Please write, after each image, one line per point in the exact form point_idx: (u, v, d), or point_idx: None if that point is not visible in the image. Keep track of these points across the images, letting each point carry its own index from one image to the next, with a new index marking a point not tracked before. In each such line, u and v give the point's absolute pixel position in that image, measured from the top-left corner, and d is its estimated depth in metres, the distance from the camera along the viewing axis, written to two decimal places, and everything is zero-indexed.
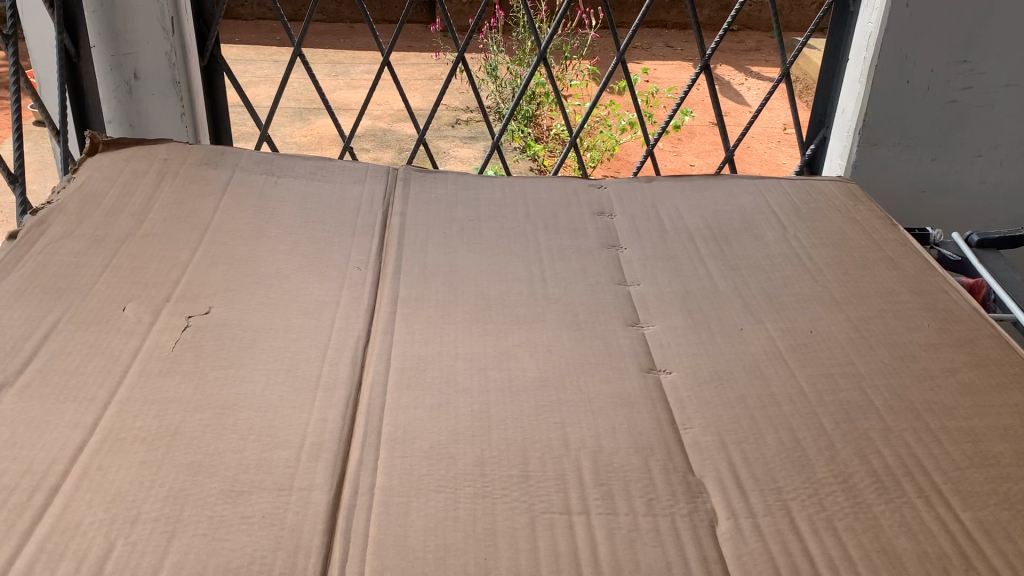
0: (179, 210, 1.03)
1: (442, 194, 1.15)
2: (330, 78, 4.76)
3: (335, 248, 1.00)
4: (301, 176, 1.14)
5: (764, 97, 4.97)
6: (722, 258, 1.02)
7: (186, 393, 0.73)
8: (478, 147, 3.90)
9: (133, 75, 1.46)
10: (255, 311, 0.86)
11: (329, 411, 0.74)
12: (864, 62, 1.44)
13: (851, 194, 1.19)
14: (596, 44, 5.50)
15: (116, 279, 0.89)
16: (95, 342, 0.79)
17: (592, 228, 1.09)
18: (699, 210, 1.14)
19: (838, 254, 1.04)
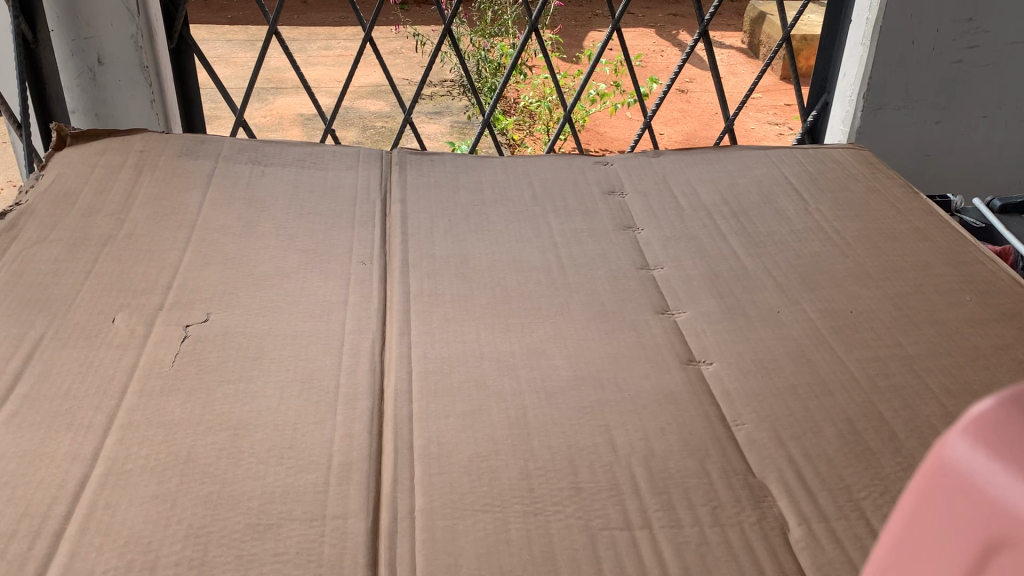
0: (162, 207, 0.94)
1: (442, 177, 1.08)
2: (288, 56, 4.61)
3: (334, 243, 0.93)
4: (288, 164, 1.06)
5: (729, 61, 4.93)
6: (746, 235, 0.97)
7: (193, 415, 0.67)
8: (444, 124, 3.80)
9: (96, 60, 1.22)
10: (258, 317, 0.79)
11: (353, 425, 0.67)
12: (867, 24, 1.39)
13: (865, 160, 1.15)
14: (557, 14, 5.41)
15: (102, 287, 0.81)
16: (86, 360, 0.72)
17: (605, 208, 1.03)
18: (712, 184, 1.08)
19: (865, 226, 0.99)
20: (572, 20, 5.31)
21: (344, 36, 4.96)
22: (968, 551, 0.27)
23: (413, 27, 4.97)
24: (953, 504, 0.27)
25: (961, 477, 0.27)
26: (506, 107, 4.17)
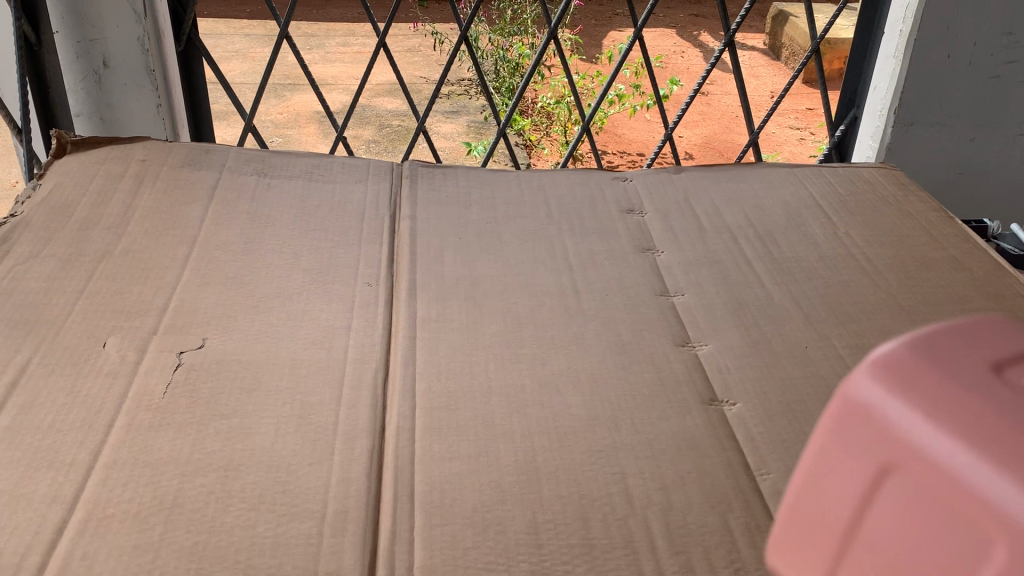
0: (161, 221, 0.91)
1: (455, 192, 1.03)
2: (305, 52, 4.58)
3: (340, 262, 0.89)
4: (296, 176, 1.02)
5: (752, 63, 4.85)
6: (772, 261, 0.92)
7: (182, 454, 0.63)
8: (460, 124, 3.76)
9: (102, 63, 1.18)
10: (256, 344, 0.75)
11: (352, 468, 0.63)
12: (900, 36, 1.33)
13: (897, 181, 1.09)
14: (578, 13, 5.35)
15: (94, 307, 0.77)
16: (73, 388, 0.68)
17: (623, 228, 0.99)
18: (737, 204, 1.03)
19: (898, 253, 0.94)
20: (593, 19, 5.25)
21: (362, 33, 4.92)
22: (863, 461, 0.34)
23: (431, 25, 4.92)
24: (854, 427, 0.35)
25: (861, 401, 0.35)
26: (524, 106, 4.12)
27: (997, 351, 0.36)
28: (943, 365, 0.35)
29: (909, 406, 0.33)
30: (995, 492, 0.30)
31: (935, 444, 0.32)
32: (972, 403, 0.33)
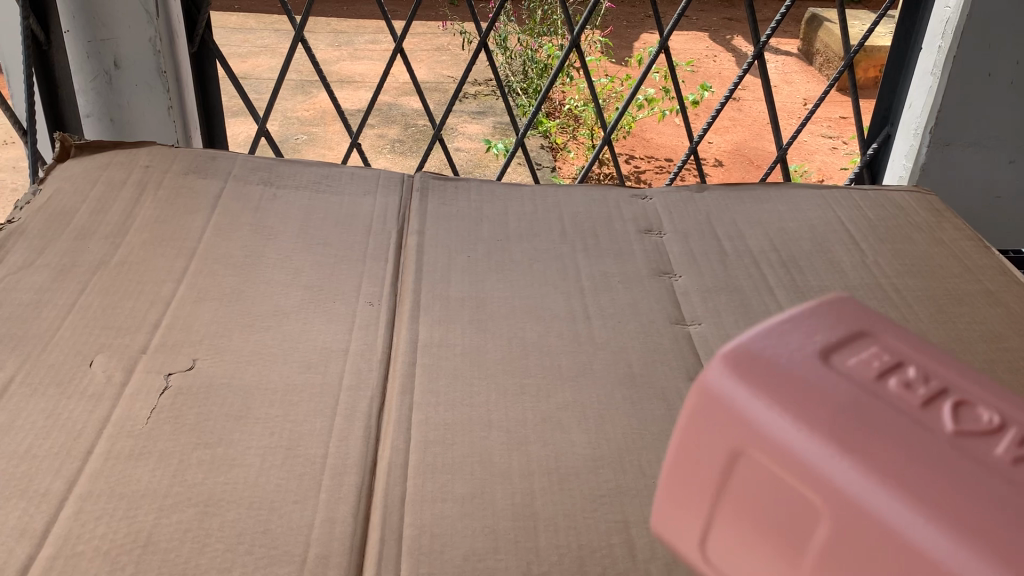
0: (161, 231, 0.88)
1: (466, 206, 1.00)
2: (333, 48, 4.56)
3: (342, 278, 0.85)
4: (303, 186, 0.99)
5: (785, 69, 4.77)
6: (795, 290, 0.88)
7: (161, 487, 0.60)
8: (486, 125, 3.72)
9: (113, 63, 1.15)
10: (248, 366, 0.72)
11: (338, 507, 0.60)
12: (939, 52, 1.28)
13: (931, 206, 1.04)
14: (610, 15, 5.30)
15: (84, 322, 0.75)
16: (54, 411, 0.65)
17: (639, 249, 0.94)
18: (761, 226, 0.99)
19: (929, 285, 0.89)
20: (624, 22, 5.19)
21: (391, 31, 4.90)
22: (717, 448, 0.32)
23: (460, 24, 4.89)
24: (717, 410, 0.32)
25: (719, 387, 0.33)
26: (551, 108, 4.07)
27: (829, 336, 0.37)
28: (793, 353, 0.35)
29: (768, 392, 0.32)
30: (848, 485, 0.29)
31: (795, 436, 0.31)
32: (822, 392, 0.33)
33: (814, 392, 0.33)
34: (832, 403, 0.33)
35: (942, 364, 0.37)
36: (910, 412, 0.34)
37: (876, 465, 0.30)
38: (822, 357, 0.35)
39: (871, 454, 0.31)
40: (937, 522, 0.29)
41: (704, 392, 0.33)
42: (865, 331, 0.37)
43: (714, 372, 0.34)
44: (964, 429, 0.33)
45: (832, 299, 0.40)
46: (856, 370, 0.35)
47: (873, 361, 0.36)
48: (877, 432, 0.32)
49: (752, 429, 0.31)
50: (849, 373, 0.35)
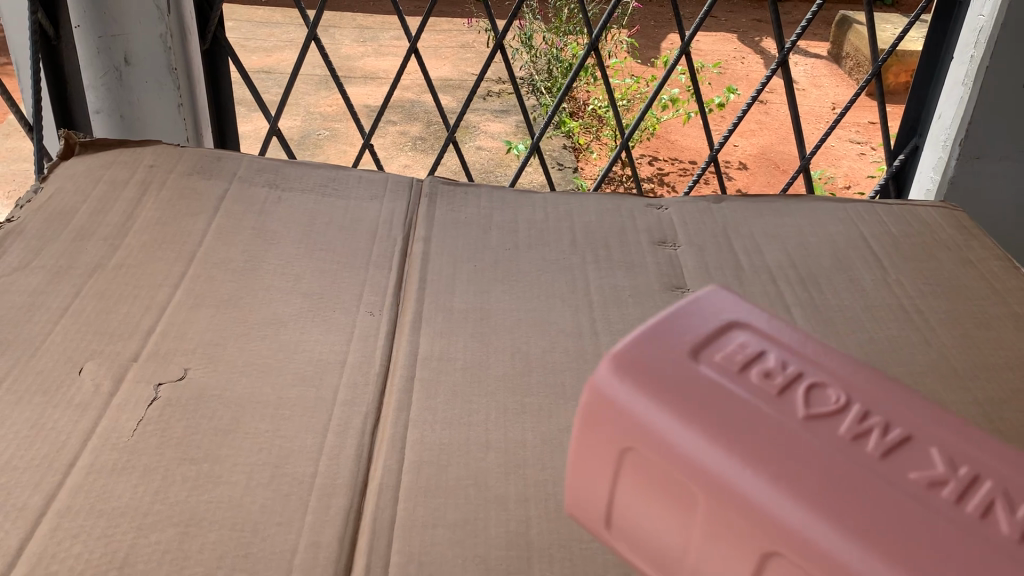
0: (162, 233, 0.86)
1: (475, 212, 0.97)
2: (358, 44, 4.55)
3: (343, 286, 0.83)
4: (309, 189, 0.96)
5: (814, 72, 4.69)
6: (813, 309, 0.84)
7: (142, 504, 0.58)
8: (509, 123, 3.69)
9: (123, 59, 1.14)
10: (241, 378, 0.70)
11: (324, 531, 0.58)
12: (971, 62, 1.24)
13: (959, 222, 1.00)
14: (637, 14, 5.25)
15: (77, 327, 0.73)
16: (39, 420, 0.63)
17: (652, 261, 0.91)
18: (780, 241, 0.95)
19: (954, 307, 0.85)
20: (651, 22, 5.14)
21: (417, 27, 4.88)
22: (612, 440, 0.42)
23: (486, 21, 4.86)
24: (607, 409, 0.42)
25: (612, 390, 0.42)
26: (575, 108, 4.03)
27: (699, 339, 0.46)
28: (667, 356, 0.44)
29: (646, 390, 0.42)
30: (709, 461, 0.39)
31: (665, 426, 0.40)
32: (692, 383, 0.43)
33: (685, 383, 0.43)
34: (697, 389, 0.43)
35: (790, 354, 0.47)
36: (764, 399, 0.43)
37: (725, 439, 0.40)
38: (695, 355, 0.45)
39: (727, 433, 0.40)
40: (776, 482, 0.38)
41: (598, 388, 0.43)
42: (729, 330, 0.47)
43: (605, 370, 0.43)
44: (802, 402, 0.43)
45: (703, 301, 0.49)
46: (722, 360, 0.45)
47: (737, 351, 0.46)
48: (735, 416, 0.41)
49: (634, 418, 0.41)
50: (716, 369, 0.44)
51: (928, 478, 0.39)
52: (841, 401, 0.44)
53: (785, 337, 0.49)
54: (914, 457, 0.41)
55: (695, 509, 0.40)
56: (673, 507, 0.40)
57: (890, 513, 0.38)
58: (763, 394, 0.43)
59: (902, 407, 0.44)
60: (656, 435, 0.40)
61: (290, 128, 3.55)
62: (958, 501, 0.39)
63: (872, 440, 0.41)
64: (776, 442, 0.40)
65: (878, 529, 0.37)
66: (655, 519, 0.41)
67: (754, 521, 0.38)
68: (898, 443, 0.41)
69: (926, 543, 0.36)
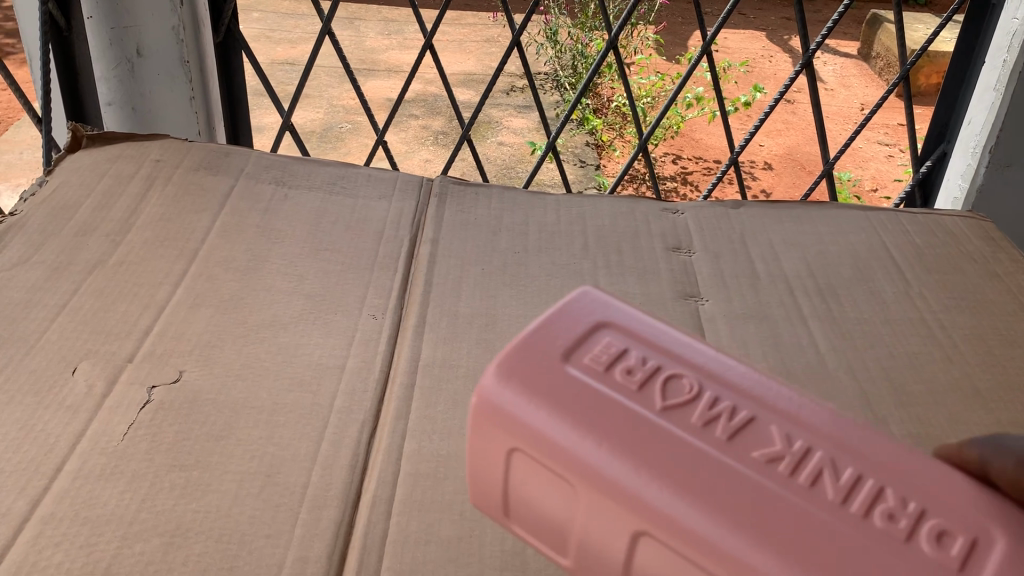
0: (165, 229, 0.85)
1: (485, 214, 0.94)
2: (383, 37, 4.54)
3: (347, 288, 0.81)
4: (316, 187, 0.95)
5: (843, 71, 4.62)
6: (830, 322, 0.82)
7: (128, 512, 0.56)
8: (531, 119, 3.66)
9: (135, 51, 1.12)
10: (237, 381, 0.68)
11: (313, 546, 0.56)
12: (1002, 67, 1.22)
13: (985, 232, 0.96)
14: (664, 10, 5.19)
15: (73, 325, 0.71)
16: (29, 422, 0.62)
17: (666, 268, 0.89)
18: (799, 249, 0.92)
19: (978, 322, 0.82)
20: (678, 18, 5.08)
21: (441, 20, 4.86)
22: (498, 439, 0.45)
23: (511, 15, 4.82)
24: (491, 414, 0.45)
25: (491, 397, 0.45)
26: (598, 104, 3.99)
27: (571, 338, 0.48)
28: (540, 357, 0.47)
29: (520, 393, 0.44)
30: (581, 450, 0.42)
31: (542, 422, 0.44)
32: (562, 380, 0.45)
33: (558, 387, 0.45)
34: (569, 391, 0.45)
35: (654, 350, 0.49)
36: (628, 391, 0.45)
37: (596, 433, 0.43)
38: (566, 355, 0.47)
39: (592, 425, 0.43)
40: (638, 467, 0.41)
41: (482, 398, 0.45)
42: (599, 330, 0.50)
43: (488, 377, 0.46)
44: (669, 397, 0.46)
45: (575, 301, 0.51)
46: (595, 361, 0.47)
47: (607, 352, 0.48)
48: (600, 409, 0.44)
49: (517, 419, 0.44)
50: (586, 366, 0.47)
51: (785, 461, 0.42)
52: (695, 390, 0.46)
53: (656, 337, 0.51)
54: (774, 443, 0.43)
55: (574, 491, 0.43)
56: (559, 489, 0.44)
57: (748, 495, 0.40)
58: (631, 390, 0.46)
59: (757, 396, 0.47)
60: (537, 434, 0.44)
61: (312, 120, 3.54)
62: (813, 481, 0.41)
63: (722, 425, 0.44)
64: (643, 434, 0.43)
65: (727, 504, 0.40)
66: (550, 504, 0.45)
67: (628, 506, 0.41)
68: (749, 427, 0.44)
69: (783, 524, 0.39)
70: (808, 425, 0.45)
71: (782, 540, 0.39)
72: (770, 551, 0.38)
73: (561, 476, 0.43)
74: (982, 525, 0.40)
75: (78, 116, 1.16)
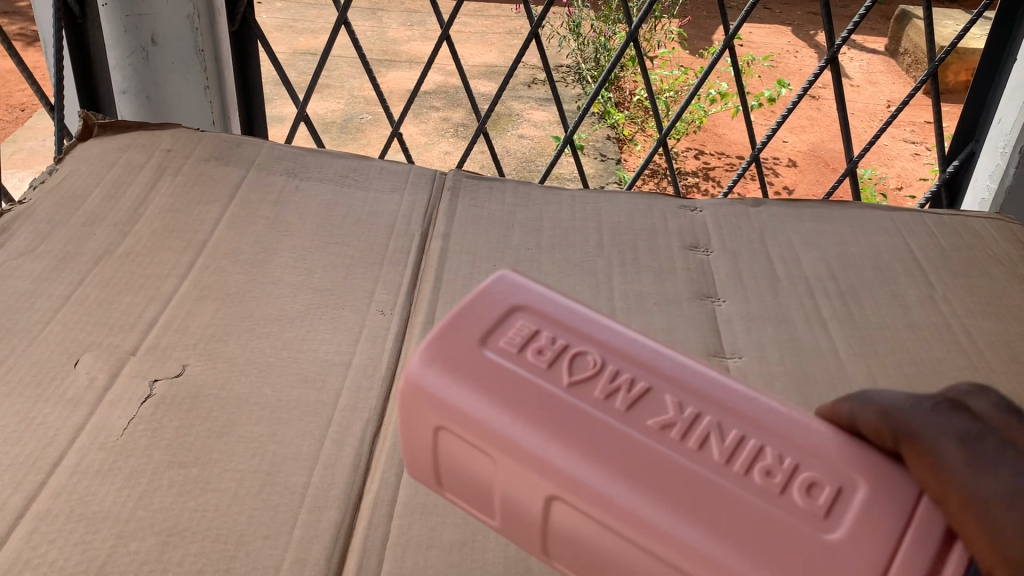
0: (174, 220, 0.84)
1: (498, 209, 0.93)
2: (405, 28, 4.52)
3: (356, 283, 0.80)
4: (327, 180, 0.93)
5: (870, 67, 4.56)
6: (851, 326, 0.79)
7: (125, 509, 0.55)
8: (552, 112, 3.63)
9: (151, 39, 1.10)
10: (241, 376, 0.67)
11: (312, 547, 0.55)
12: None
13: (1015, 236, 0.93)
14: (689, 4, 5.14)
15: (77, 316, 0.71)
16: (29, 415, 0.61)
17: (682, 267, 0.86)
18: (820, 250, 0.90)
19: (1005, 329, 0.79)
20: (703, 12, 5.03)
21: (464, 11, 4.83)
22: (424, 419, 0.46)
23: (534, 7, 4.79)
24: (418, 399, 0.46)
25: (417, 382, 0.45)
26: (620, 98, 3.96)
27: (487, 322, 0.48)
28: (456, 343, 0.46)
29: (444, 377, 0.45)
30: (501, 429, 0.43)
31: (464, 403, 0.44)
32: (478, 364, 0.45)
33: (474, 371, 0.45)
34: (485, 374, 0.45)
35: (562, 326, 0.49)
36: (540, 370, 0.46)
37: (514, 411, 0.43)
38: (483, 337, 0.47)
39: (510, 405, 0.44)
40: (553, 443, 0.42)
41: (410, 382, 0.46)
42: (513, 310, 0.49)
43: (412, 364, 0.46)
44: (576, 374, 0.46)
45: (489, 284, 0.51)
46: (509, 343, 0.47)
47: (520, 333, 0.48)
48: (514, 389, 0.45)
49: (443, 403, 0.45)
50: (501, 347, 0.47)
51: (679, 428, 0.43)
52: (599, 364, 0.47)
53: (567, 316, 0.50)
54: (669, 411, 0.45)
55: (495, 466, 0.44)
56: (482, 463, 0.45)
57: (648, 462, 0.41)
58: (541, 369, 0.46)
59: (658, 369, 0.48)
60: (459, 413, 0.44)
61: (333, 110, 3.53)
62: (705, 446, 0.43)
63: (625, 398, 0.45)
64: (555, 411, 0.44)
65: (638, 474, 0.41)
66: (474, 475, 0.46)
67: (544, 477, 0.42)
68: (646, 398, 0.45)
69: (685, 489, 0.41)
70: (698, 393, 0.46)
71: (687, 503, 0.40)
72: (675, 514, 0.40)
73: (484, 451, 0.44)
74: (859, 476, 0.42)
75: (93, 103, 1.16)
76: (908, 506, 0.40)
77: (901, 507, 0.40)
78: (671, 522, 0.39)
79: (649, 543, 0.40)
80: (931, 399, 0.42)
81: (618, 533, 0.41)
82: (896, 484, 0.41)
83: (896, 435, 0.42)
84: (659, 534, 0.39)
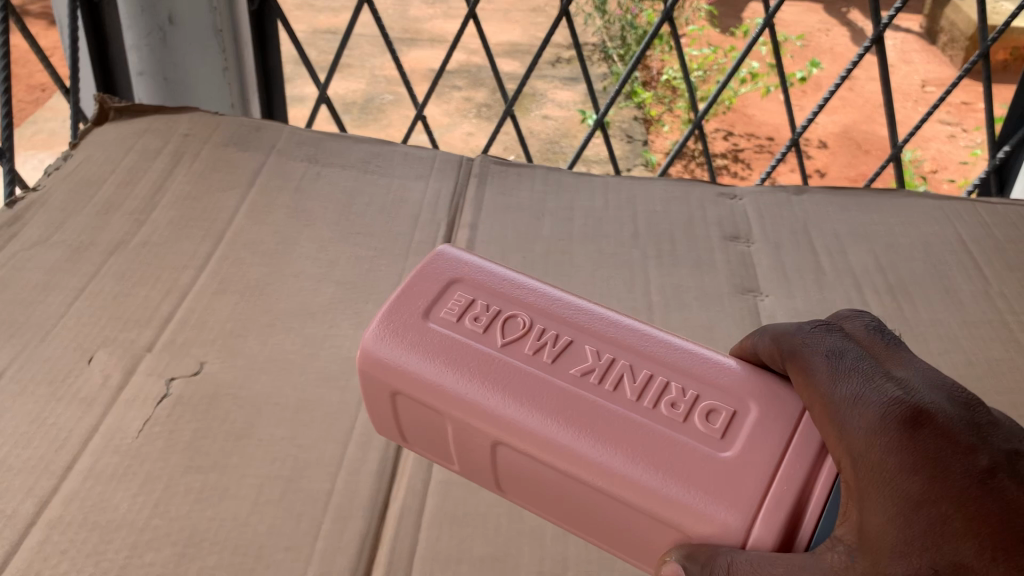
0: (192, 208, 0.81)
1: (528, 197, 0.89)
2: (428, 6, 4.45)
3: (381, 275, 0.76)
4: (350, 166, 0.90)
5: (905, 45, 4.44)
6: (900, 322, 0.75)
7: (139, 519, 0.52)
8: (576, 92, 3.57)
9: (167, 19, 1.07)
10: (260, 376, 0.64)
11: (336, 560, 0.52)
12: None
13: None
14: None
15: (92, 311, 0.68)
16: (40, 416, 0.59)
17: (721, 260, 0.82)
18: (866, 241, 0.85)
19: None
20: None
21: None
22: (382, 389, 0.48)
23: None
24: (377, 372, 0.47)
25: (373, 360, 0.47)
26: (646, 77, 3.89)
27: (427, 298, 0.48)
28: (399, 320, 0.47)
29: (395, 349, 0.46)
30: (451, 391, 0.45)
31: (416, 370, 0.46)
32: (422, 337, 0.46)
33: (420, 345, 0.46)
34: (429, 345, 0.46)
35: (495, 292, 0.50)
36: (477, 336, 0.46)
37: (461, 373, 0.45)
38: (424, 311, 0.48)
39: (454, 369, 0.45)
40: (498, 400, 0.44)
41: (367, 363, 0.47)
42: (450, 283, 0.50)
43: (365, 342, 0.47)
44: (510, 334, 0.47)
45: (427, 261, 0.51)
46: (448, 312, 0.48)
47: (458, 301, 0.48)
48: (456, 354, 0.46)
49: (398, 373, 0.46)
50: (442, 318, 0.47)
51: (600, 374, 0.45)
52: (530, 324, 0.48)
53: (501, 283, 0.51)
54: (590, 359, 0.46)
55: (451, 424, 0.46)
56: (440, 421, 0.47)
57: (581, 409, 0.43)
58: (477, 333, 0.47)
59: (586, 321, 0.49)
60: (406, 374, 0.46)
61: (354, 90, 3.48)
62: (621, 387, 0.44)
63: (558, 351, 0.46)
64: (496, 373, 0.45)
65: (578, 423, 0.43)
66: (434, 430, 0.48)
67: (492, 428, 0.44)
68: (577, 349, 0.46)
69: (620, 432, 0.42)
70: (617, 341, 0.48)
71: (625, 443, 0.42)
72: (612, 450, 0.41)
73: (435, 409, 0.46)
74: (773, 403, 0.44)
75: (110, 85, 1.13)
76: (794, 418, 0.43)
77: (788, 419, 0.43)
78: (611, 461, 0.41)
79: (594, 480, 0.42)
80: (813, 323, 0.44)
81: (564, 473, 0.43)
82: (781, 402, 0.44)
83: (782, 355, 0.44)
84: (602, 470, 0.41)
